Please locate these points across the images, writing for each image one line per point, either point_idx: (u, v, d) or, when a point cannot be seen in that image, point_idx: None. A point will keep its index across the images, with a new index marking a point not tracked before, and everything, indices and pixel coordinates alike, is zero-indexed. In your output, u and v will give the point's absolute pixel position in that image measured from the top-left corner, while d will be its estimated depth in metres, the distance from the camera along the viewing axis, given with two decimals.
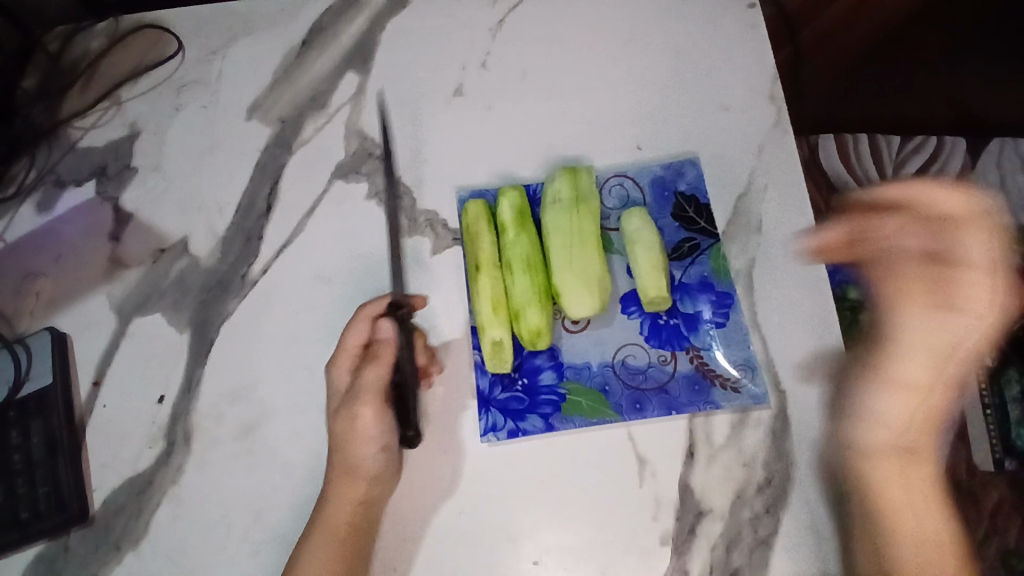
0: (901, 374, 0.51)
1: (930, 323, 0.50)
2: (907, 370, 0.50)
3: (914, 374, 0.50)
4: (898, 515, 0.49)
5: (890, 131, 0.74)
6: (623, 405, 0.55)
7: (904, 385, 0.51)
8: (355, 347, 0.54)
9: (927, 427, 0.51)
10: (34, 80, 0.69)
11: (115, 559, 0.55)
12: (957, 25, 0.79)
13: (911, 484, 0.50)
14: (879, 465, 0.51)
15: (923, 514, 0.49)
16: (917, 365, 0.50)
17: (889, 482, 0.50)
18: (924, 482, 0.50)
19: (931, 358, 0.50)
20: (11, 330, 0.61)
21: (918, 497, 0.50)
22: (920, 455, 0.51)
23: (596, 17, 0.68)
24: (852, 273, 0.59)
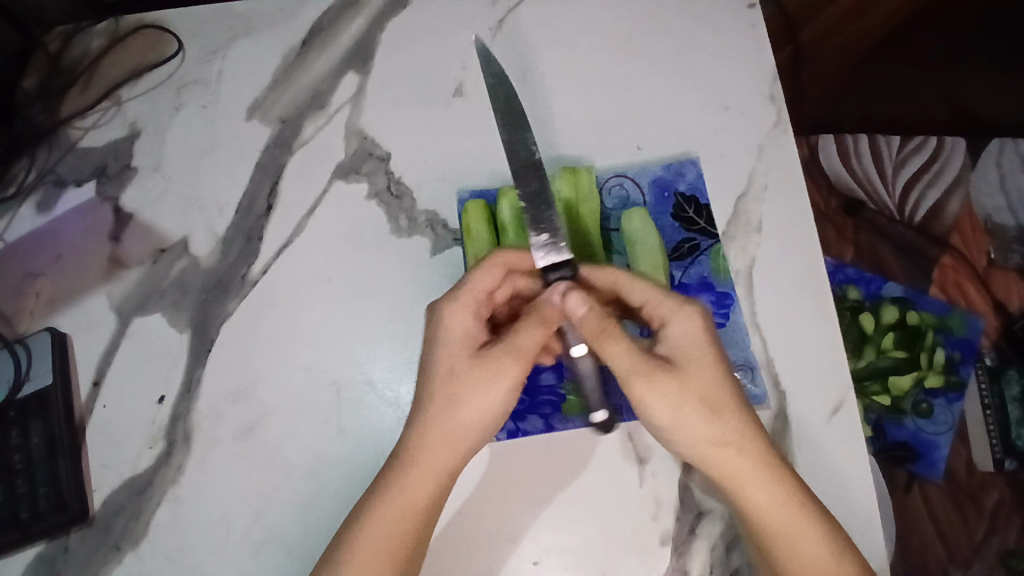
0: (664, 394, 0.48)
1: (636, 360, 0.49)
2: (651, 398, 0.48)
3: (655, 401, 0.48)
4: (769, 534, 0.47)
5: (888, 131, 0.75)
6: (623, 406, 0.56)
7: (677, 405, 0.48)
8: (478, 293, 0.52)
9: (743, 440, 0.48)
10: (33, 80, 0.69)
11: (115, 559, 0.55)
12: (960, 22, 0.79)
13: (761, 491, 0.47)
14: (734, 482, 0.47)
15: (797, 527, 0.46)
16: (667, 392, 0.48)
17: (751, 500, 0.47)
18: (773, 481, 0.47)
19: (653, 385, 0.48)
20: (12, 331, 0.61)
21: (786, 509, 0.46)
22: (735, 453, 0.48)
23: (597, 17, 0.67)
24: (849, 274, 0.68)
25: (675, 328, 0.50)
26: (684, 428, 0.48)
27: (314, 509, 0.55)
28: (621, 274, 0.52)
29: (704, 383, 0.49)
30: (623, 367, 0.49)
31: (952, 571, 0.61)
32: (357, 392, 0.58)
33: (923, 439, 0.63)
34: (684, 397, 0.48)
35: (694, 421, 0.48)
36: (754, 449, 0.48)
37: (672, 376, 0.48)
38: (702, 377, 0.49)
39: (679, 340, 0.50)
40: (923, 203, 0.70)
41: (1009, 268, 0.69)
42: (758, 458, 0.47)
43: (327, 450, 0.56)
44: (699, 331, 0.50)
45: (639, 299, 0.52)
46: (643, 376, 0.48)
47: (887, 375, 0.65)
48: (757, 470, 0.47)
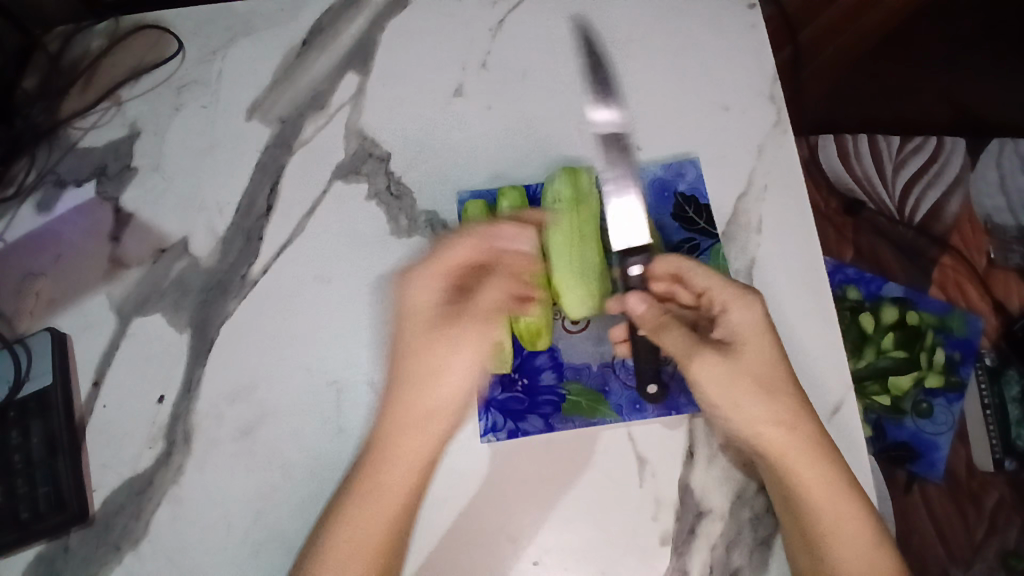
0: (722, 372, 0.51)
1: (692, 345, 0.52)
2: (705, 379, 0.51)
3: (709, 381, 0.51)
4: (811, 510, 0.49)
5: (890, 130, 0.75)
6: (623, 406, 0.56)
7: (732, 385, 0.51)
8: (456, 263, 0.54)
9: (793, 417, 0.50)
10: (33, 80, 0.69)
11: (115, 559, 0.55)
12: (960, 22, 0.79)
13: (808, 469, 0.49)
14: (781, 457, 0.49)
15: (835, 505, 0.48)
16: (719, 372, 0.51)
17: (796, 476, 0.49)
18: (819, 460, 0.49)
19: (709, 367, 0.51)
20: (12, 331, 0.61)
21: (827, 485, 0.48)
22: (788, 432, 0.49)
23: (597, 16, 0.67)
24: (849, 274, 0.68)
25: (736, 315, 0.52)
26: (737, 406, 0.51)
27: (314, 509, 0.55)
28: (688, 264, 0.53)
29: (761, 365, 0.51)
30: (679, 352, 0.52)
31: (953, 571, 0.61)
32: (357, 392, 0.58)
33: (923, 439, 0.63)
34: (741, 375, 0.50)
35: (747, 400, 0.50)
36: (804, 428, 0.50)
37: (728, 359, 0.51)
38: (759, 359, 0.51)
39: (741, 325, 0.51)
40: (923, 203, 0.70)
41: (1008, 268, 0.69)
42: (807, 436, 0.49)
43: (327, 450, 0.56)
44: (760, 318, 0.51)
45: (701, 287, 0.53)
46: (701, 360, 0.51)
47: (887, 375, 0.65)
48: (805, 448, 0.49)
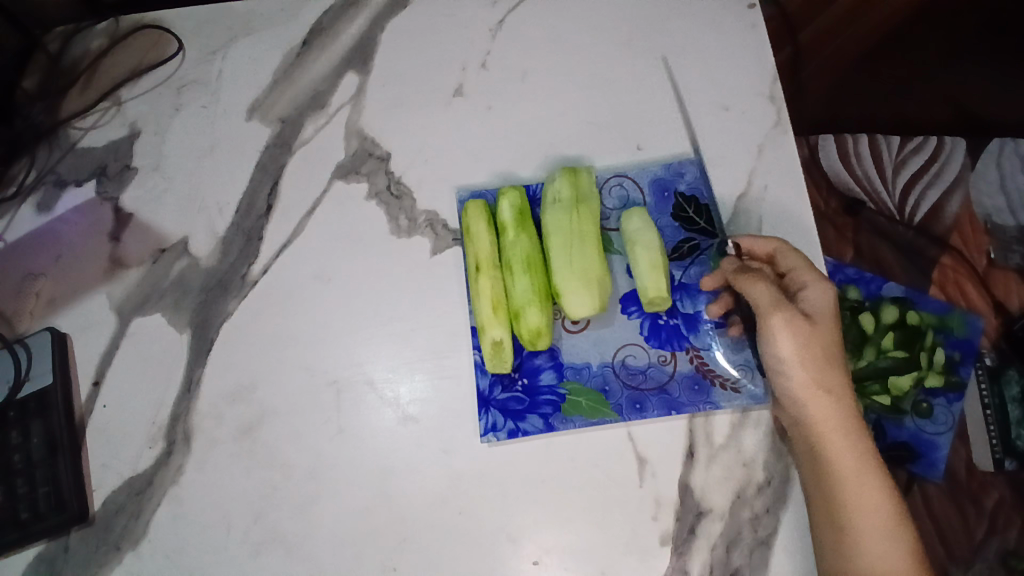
0: (796, 335, 0.50)
1: (777, 306, 0.51)
2: (779, 338, 0.51)
3: (783, 342, 0.51)
4: (841, 495, 0.48)
5: (891, 133, 0.74)
6: (623, 406, 0.56)
7: (801, 352, 0.50)
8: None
9: (846, 396, 0.50)
10: (34, 80, 0.69)
11: (115, 559, 0.55)
12: (958, 24, 0.79)
13: (844, 453, 0.49)
14: (823, 435, 0.50)
15: (868, 494, 0.48)
16: (800, 336, 0.50)
17: (834, 455, 0.49)
18: (853, 439, 0.49)
19: (788, 327, 0.51)
20: (12, 331, 0.62)
21: (863, 472, 0.48)
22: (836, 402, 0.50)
23: (597, 17, 0.68)
24: (850, 274, 0.67)
25: (812, 292, 0.52)
26: (796, 373, 0.51)
27: (314, 509, 0.55)
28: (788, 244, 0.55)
29: (829, 342, 0.51)
30: (763, 306, 0.52)
31: (953, 571, 0.61)
32: (357, 391, 0.58)
33: (923, 440, 0.62)
34: (809, 343, 0.50)
35: (811, 369, 0.50)
36: (850, 410, 0.50)
37: (807, 327, 0.50)
38: (829, 335, 0.51)
39: (818, 301, 0.52)
40: (923, 203, 0.70)
41: (1009, 268, 0.69)
42: (850, 418, 0.49)
43: (327, 450, 0.56)
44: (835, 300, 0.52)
45: (786, 268, 0.54)
46: (784, 318, 0.51)
47: (886, 376, 0.64)
48: (848, 428, 0.49)
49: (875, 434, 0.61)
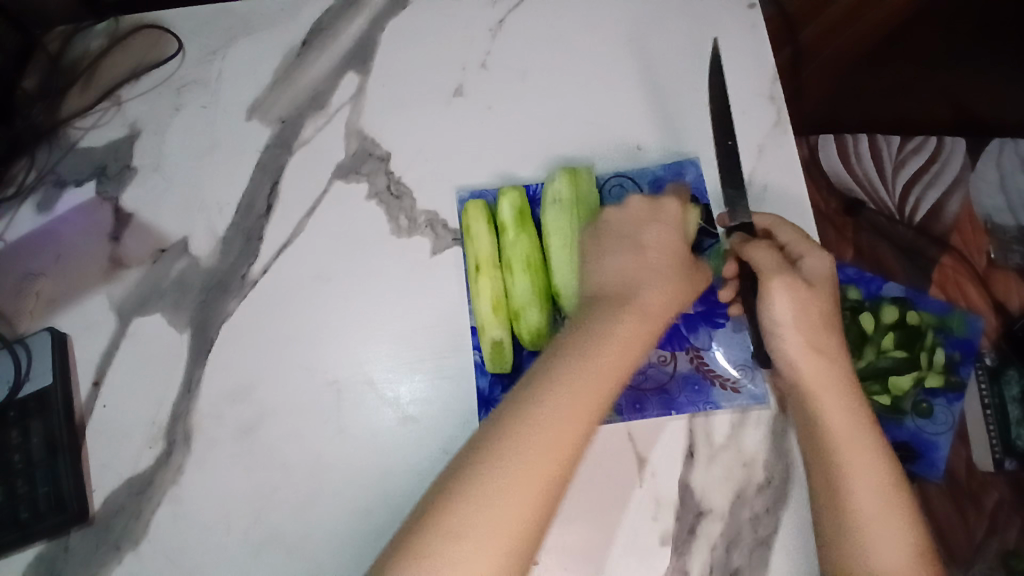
0: (797, 297, 0.50)
1: (785, 275, 0.51)
2: (780, 303, 0.51)
3: (783, 304, 0.50)
4: (836, 452, 0.48)
5: (891, 133, 0.74)
6: (623, 406, 0.56)
7: (800, 317, 0.50)
8: None
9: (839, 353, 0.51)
10: (34, 80, 0.69)
11: (115, 559, 0.55)
12: (953, 29, 0.81)
13: (839, 409, 0.48)
14: (815, 395, 0.49)
15: (863, 449, 0.47)
16: (799, 298, 0.50)
17: (826, 412, 0.49)
18: (846, 397, 0.49)
19: (789, 290, 0.50)
20: (12, 331, 0.62)
21: (858, 430, 0.48)
22: (833, 361, 0.50)
23: (597, 17, 0.68)
24: (851, 274, 0.67)
25: (813, 262, 0.53)
26: (792, 336, 0.50)
27: (315, 509, 0.55)
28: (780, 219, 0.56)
29: (825, 306, 0.51)
30: (765, 270, 0.51)
31: (953, 572, 0.60)
32: (357, 392, 0.58)
33: (923, 440, 0.62)
34: (807, 305, 0.51)
35: (807, 332, 0.50)
36: (843, 369, 0.50)
37: (809, 293, 0.51)
38: (825, 299, 0.51)
39: (813, 270, 0.53)
40: (923, 203, 0.70)
41: (1009, 268, 0.69)
42: (844, 378, 0.50)
43: (327, 450, 0.56)
44: (828, 271, 0.53)
45: (782, 239, 0.55)
46: (789, 284, 0.50)
47: (887, 375, 0.64)
48: (840, 385, 0.49)
49: None
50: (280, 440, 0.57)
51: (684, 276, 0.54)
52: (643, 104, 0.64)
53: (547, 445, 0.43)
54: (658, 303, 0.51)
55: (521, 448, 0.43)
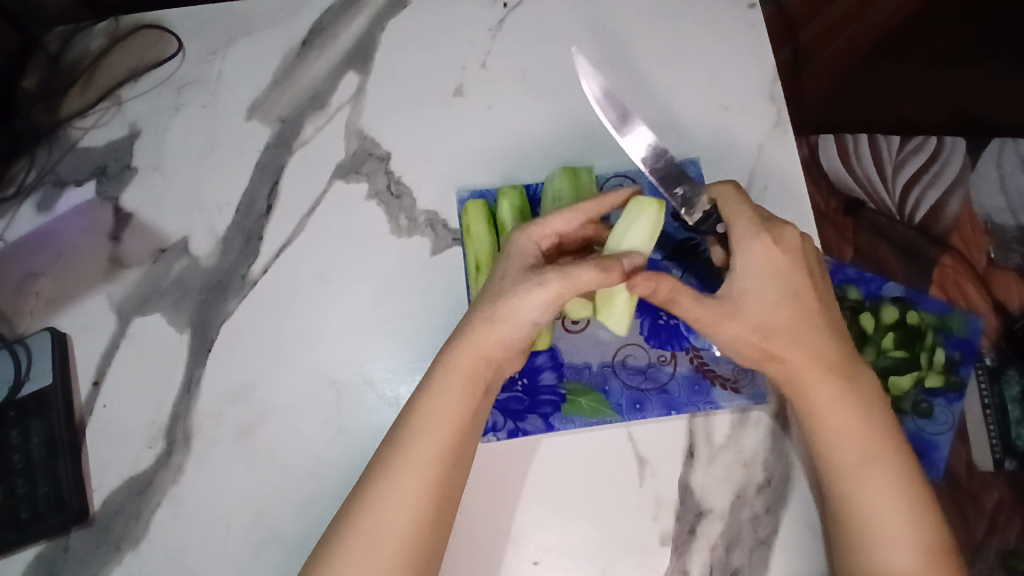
0: (732, 324, 0.50)
1: (705, 310, 0.50)
2: (720, 334, 0.51)
3: (721, 333, 0.51)
4: (827, 434, 0.49)
5: (891, 133, 0.75)
6: (623, 406, 0.56)
7: (742, 340, 0.51)
8: None
9: (808, 340, 0.50)
10: (34, 80, 0.69)
11: (115, 559, 0.55)
12: (953, 29, 0.81)
13: (822, 393, 0.49)
14: (799, 381, 0.50)
15: (850, 428, 0.48)
16: (734, 324, 0.50)
17: (809, 398, 0.50)
18: (830, 380, 0.49)
19: (718, 326, 0.51)
20: (11, 330, 0.62)
21: (846, 408, 0.49)
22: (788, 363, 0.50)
23: (597, 17, 0.68)
24: (850, 274, 0.67)
25: (748, 256, 0.51)
26: (743, 354, 0.52)
27: (314, 509, 0.55)
28: (725, 191, 0.54)
29: (767, 311, 0.50)
30: (697, 319, 0.51)
31: None
32: (357, 392, 0.58)
33: (923, 440, 0.62)
34: (746, 321, 0.50)
35: (753, 349, 0.50)
36: (824, 352, 0.50)
37: (734, 313, 0.50)
38: (770, 300, 0.50)
39: (747, 266, 0.51)
40: (923, 203, 0.70)
41: (1009, 268, 0.69)
42: (828, 359, 0.50)
43: (328, 450, 0.56)
44: (766, 255, 0.50)
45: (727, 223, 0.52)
46: (716, 320, 0.50)
47: (887, 375, 0.64)
48: (822, 369, 0.50)
49: None
50: (280, 440, 0.57)
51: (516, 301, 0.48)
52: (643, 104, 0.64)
53: (425, 463, 0.46)
54: (485, 332, 0.49)
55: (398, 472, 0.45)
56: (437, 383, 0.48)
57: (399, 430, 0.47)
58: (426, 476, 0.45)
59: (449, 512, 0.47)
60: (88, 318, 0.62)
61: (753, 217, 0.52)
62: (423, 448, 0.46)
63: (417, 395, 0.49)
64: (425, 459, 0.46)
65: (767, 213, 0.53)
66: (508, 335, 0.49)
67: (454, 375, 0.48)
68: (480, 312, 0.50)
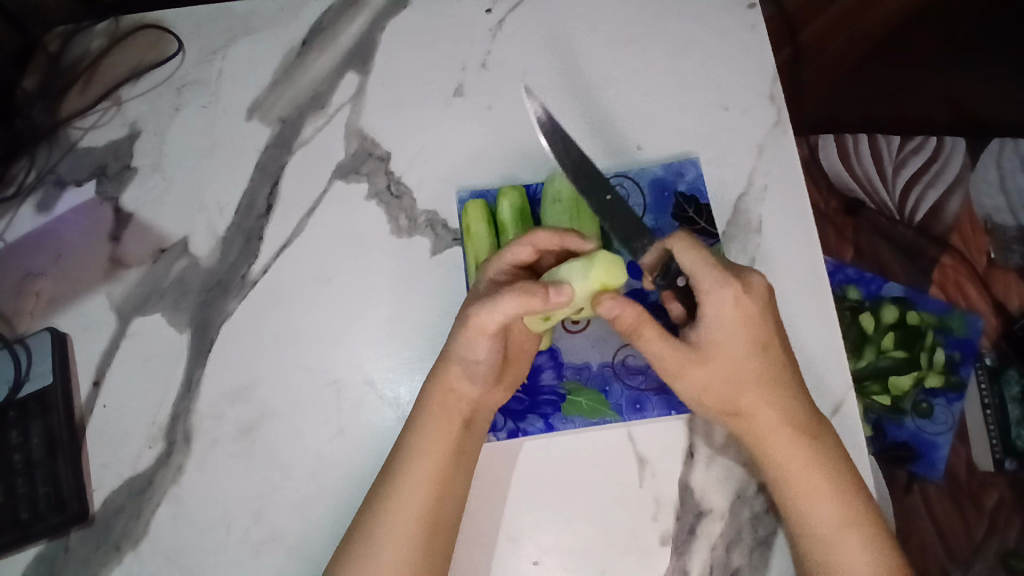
0: (697, 374, 0.50)
1: (670, 354, 0.50)
2: (685, 381, 0.51)
3: (687, 380, 0.50)
4: (794, 490, 0.49)
5: (891, 134, 0.75)
6: (623, 406, 0.56)
7: (706, 388, 0.50)
8: None
9: (773, 398, 0.50)
10: (33, 80, 0.69)
11: (115, 559, 0.55)
12: (953, 28, 0.81)
13: (787, 454, 0.49)
14: (762, 437, 0.50)
15: (818, 490, 0.48)
16: (697, 373, 0.50)
17: (773, 452, 0.49)
18: (792, 435, 0.49)
19: (684, 372, 0.50)
20: (11, 331, 0.61)
21: (812, 463, 0.48)
22: (748, 417, 0.50)
23: (597, 17, 0.68)
24: (850, 274, 0.67)
25: (713, 309, 0.48)
26: (707, 403, 0.51)
27: (314, 509, 0.55)
28: (678, 245, 0.48)
29: (733, 365, 0.49)
30: (662, 363, 0.50)
31: (953, 571, 0.60)
32: (357, 391, 0.58)
33: (923, 439, 0.62)
34: (713, 374, 0.50)
35: (719, 400, 0.50)
36: (785, 404, 0.49)
37: (702, 362, 0.49)
38: (737, 355, 0.49)
39: (715, 319, 0.48)
40: (923, 203, 0.70)
41: (1009, 268, 0.69)
42: (792, 414, 0.49)
43: (328, 450, 0.56)
44: (737, 309, 0.48)
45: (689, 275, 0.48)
46: (680, 366, 0.50)
47: (887, 375, 0.64)
48: (783, 424, 0.49)
49: (873, 433, 0.62)
50: (280, 441, 0.57)
51: (457, 337, 0.49)
52: (643, 105, 0.64)
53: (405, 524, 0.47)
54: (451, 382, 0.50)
55: (380, 535, 0.46)
56: (419, 421, 0.50)
57: (380, 490, 0.48)
58: (417, 511, 0.47)
59: (444, 543, 0.48)
60: (88, 318, 0.62)
61: (716, 264, 0.48)
62: (411, 482, 0.48)
63: (403, 436, 0.50)
64: (405, 519, 0.47)
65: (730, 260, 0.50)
66: (470, 368, 0.50)
67: (428, 412, 0.50)
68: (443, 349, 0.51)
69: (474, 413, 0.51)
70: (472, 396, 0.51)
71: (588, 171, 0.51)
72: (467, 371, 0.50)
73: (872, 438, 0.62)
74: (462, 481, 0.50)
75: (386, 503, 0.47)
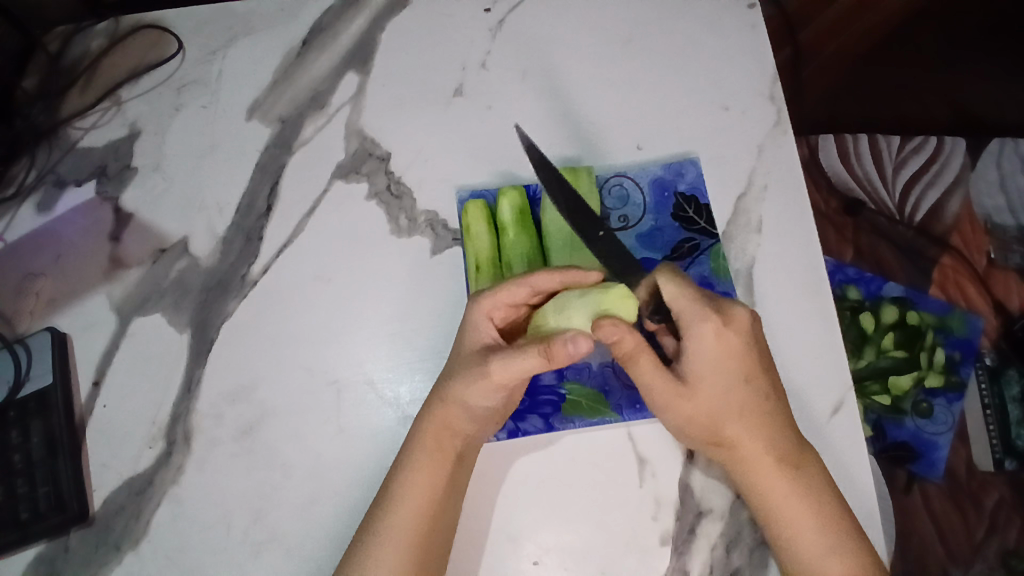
0: (684, 407, 0.50)
1: (660, 385, 0.50)
2: (672, 413, 0.51)
3: (674, 412, 0.50)
4: (781, 518, 0.49)
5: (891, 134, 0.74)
6: (623, 405, 0.56)
7: (692, 421, 0.50)
8: None
9: (760, 429, 0.50)
10: (33, 81, 0.69)
11: (115, 559, 0.55)
12: (952, 28, 0.81)
13: (773, 486, 0.49)
14: (749, 467, 0.50)
15: (804, 520, 0.48)
16: (683, 407, 0.50)
17: (759, 482, 0.49)
18: (778, 464, 0.49)
19: (671, 403, 0.50)
20: (11, 330, 0.61)
21: (797, 492, 0.48)
22: (735, 449, 0.50)
23: (596, 17, 0.68)
24: (850, 274, 0.67)
25: (698, 342, 0.49)
26: (694, 436, 0.51)
27: (314, 509, 0.55)
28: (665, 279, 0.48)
29: (719, 399, 0.49)
30: (652, 393, 0.51)
31: (953, 572, 0.60)
32: (357, 392, 0.58)
33: (923, 439, 0.62)
34: (700, 406, 0.50)
35: (706, 433, 0.50)
36: (772, 437, 0.50)
37: (689, 395, 0.49)
38: (721, 390, 0.49)
39: (698, 352, 0.49)
40: (923, 203, 0.70)
41: (1009, 268, 0.69)
42: (779, 446, 0.49)
43: (327, 450, 0.56)
44: (722, 342, 0.49)
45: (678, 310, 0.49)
46: (668, 399, 0.50)
47: (887, 375, 0.64)
48: (769, 455, 0.49)
49: (874, 434, 0.62)
50: (280, 441, 0.57)
51: (463, 382, 0.50)
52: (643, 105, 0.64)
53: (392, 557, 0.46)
54: (442, 415, 0.50)
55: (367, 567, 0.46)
56: (412, 453, 0.50)
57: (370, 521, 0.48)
58: (405, 545, 0.47)
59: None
60: (88, 317, 0.62)
61: (701, 300, 0.49)
62: (400, 514, 0.48)
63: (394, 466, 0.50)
64: (393, 551, 0.47)
65: (714, 292, 0.51)
66: (469, 407, 0.50)
67: (421, 444, 0.50)
68: (441, 385, 0.51)
69: (467, 447, 0.51)
70: (466, 431, 0.51)
71: (582, 207, 0.51)
72: (466, 407, 0.50)
73: (873, 438, 0.62)
74: (451, 516, 0.50)
75: (375, 536, 0.47)
